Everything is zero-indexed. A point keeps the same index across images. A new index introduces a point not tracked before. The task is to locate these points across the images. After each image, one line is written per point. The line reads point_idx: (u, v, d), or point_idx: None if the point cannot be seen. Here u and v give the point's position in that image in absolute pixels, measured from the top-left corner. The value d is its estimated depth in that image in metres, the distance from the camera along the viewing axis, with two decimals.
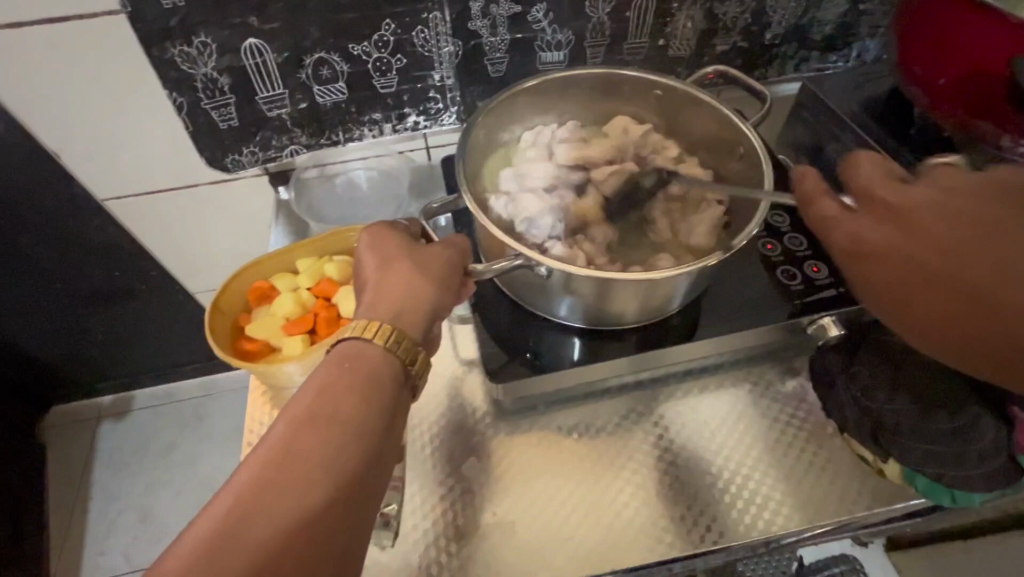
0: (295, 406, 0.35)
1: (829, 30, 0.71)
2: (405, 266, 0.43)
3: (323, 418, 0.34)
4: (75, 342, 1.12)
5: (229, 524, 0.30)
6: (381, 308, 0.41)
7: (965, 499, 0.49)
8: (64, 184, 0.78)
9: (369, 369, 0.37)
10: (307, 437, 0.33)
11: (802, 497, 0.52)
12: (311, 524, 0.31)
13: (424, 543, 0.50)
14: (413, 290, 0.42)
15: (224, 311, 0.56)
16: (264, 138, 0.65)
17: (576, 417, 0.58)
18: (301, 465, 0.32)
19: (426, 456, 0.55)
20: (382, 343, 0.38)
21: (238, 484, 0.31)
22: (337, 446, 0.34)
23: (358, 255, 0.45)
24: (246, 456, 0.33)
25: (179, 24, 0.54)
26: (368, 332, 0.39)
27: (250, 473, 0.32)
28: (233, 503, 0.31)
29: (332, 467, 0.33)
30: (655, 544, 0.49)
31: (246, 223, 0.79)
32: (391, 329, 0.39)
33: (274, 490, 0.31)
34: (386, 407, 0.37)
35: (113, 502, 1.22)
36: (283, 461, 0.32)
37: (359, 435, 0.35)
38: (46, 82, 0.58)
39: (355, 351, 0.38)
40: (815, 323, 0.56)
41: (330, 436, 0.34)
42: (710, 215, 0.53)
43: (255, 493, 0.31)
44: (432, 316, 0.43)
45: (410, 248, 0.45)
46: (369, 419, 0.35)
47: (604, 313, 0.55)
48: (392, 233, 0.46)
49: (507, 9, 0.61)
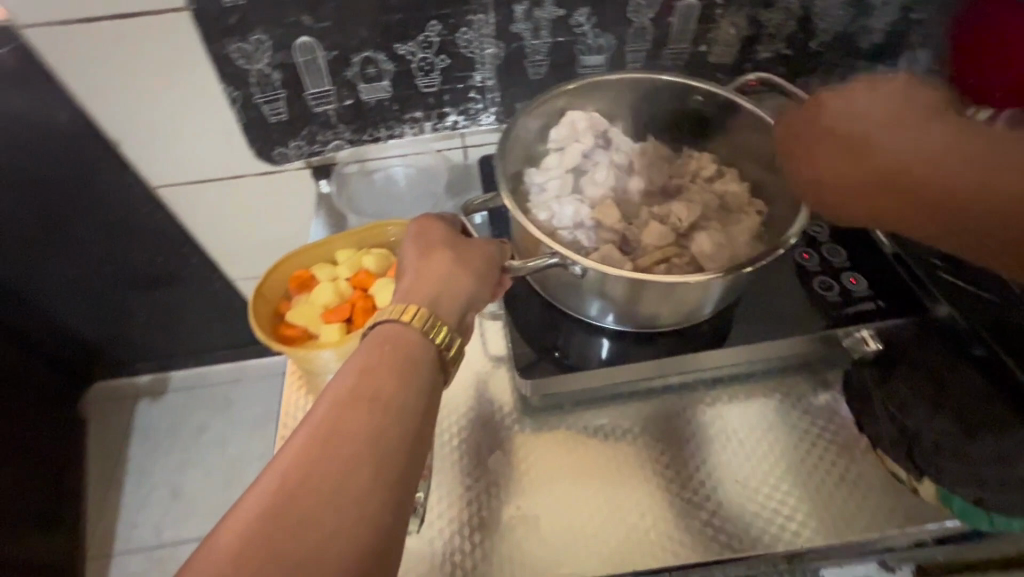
0: (336, 388, 0.36)
1: (878, 39, 0.69)
2: (444, 257, 0.45)
3: (364, 400, 0.35)
4: (120, 322, 1.17)
5: (279, 498, 0.31)
6: (418, 293, 0.42)
7: (1005, 524, 0.46)
8: (120, 170, 0.82)
9: (407, 353, 0.38)
10: (350, 418, 0.34)
11: (831, 511, 0.51)
12: (357, 504, 0.32)
13: (446, 533, 0.51)
14: (451, 278, 0.43)
15: (266, 296, 0.59)
16: (310, 133, 0.68)
17: (601, 417, 0.58)
18: (344, 444, 0.33)
19: (452, 447, 0.56)
20: (418, 326, 0.39)
21: (285, 462, 0.32)
22: (379, 428, 0.34)
23: (402, 245, 0.47)
24: (292, 434, 0.34)
25: (237, 21, 0.57)
26: (405, 315, 0.40)
27: (296, 452, 0.33)
28: (283, 480, 0.32)
29: (375, 448, 0.33)
30: (678, 548, 0.49)
31: (286, 214, 0.81)
32: (429, 313, 0.40)
33: (320, 469, 0.32)
34: (425, 391, 0.37)
35: (147, 477, 1.28)
36: (326, 441, 0.33)
37: (399, 418, 0.35)
38: (113, 73, 0.61)
39: (394, 333, 0.39)
40: (852, 336, 0.56)
41: (372, 417, 0.34)
42: (747, 224, 0.54)
43: (302, 472, 0.32)
44: (467, 305, 0.43)
45: (449, 239, 0.46)
46: (409, 403, 0.36)
47: (637, 315, 0.55)
48: (436, 225, 0.48)
49: (550, 13, 0.62)
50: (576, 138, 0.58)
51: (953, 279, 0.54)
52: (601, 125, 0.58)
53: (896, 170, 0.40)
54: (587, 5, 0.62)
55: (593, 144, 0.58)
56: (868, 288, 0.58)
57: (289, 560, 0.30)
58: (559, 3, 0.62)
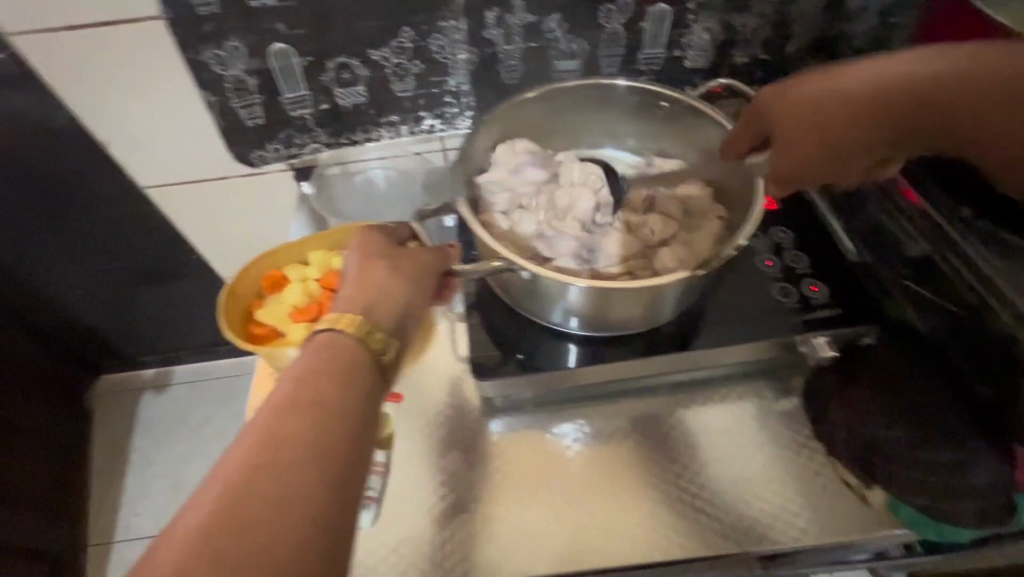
0: (276, 398, 0.36)
1: (857, 44, 0.69)
2: (382, 265, 0.46)
3: (304, 404, 0.36)
4: (120, 318, 1.21)
5: (223, 508, 0.31)
6: (355, 301, 0.44)
7: (950, 533, 0.48)
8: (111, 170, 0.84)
9: (344, 358, 0.40)
10: (289, 422, 0.35)
11: (783, 518, 0.51)
12: (303, 502, 0.32)
13: (404, 528, 0.52)
14: (388, 287, 0.45)
15: (239, 295, 0.60)
16: (287, 136, 0.70)
17: (563, 418, 0.59)
18: (286, 448, 0.33)
19: (414, 445, 0.57)
20: (353, 333, 0.41)
21: (227, 473, 0.32)
22: (320, 428, 0.35)
23: (343, 258, 0.48)
24: (233, 447, 0.34)
25: (212, 29, 0.59)
26: (339, 323, 0.41)
27: (237, 462, 0.33)
28: (223, 490, 0.31)
29: (316, 447, 0.34)
30: (625, 551, 0.50)
31: (271, 215, 0.83)
32: (364, 321, 0.42)
33: (261, 473, 0.32)
34: (365, 393, 0.39)
35: (147, 468, 1.31)
36: (266, 447, 0.33)
37: (340, 418, 0.36)
38: (95, 78, 0.64)
39: (331, 341, 0.41)
40: (809, 342, 0.56)
41: (313, 420, 0.35)
42: (708, 230, 0.55)
43: (243, 478, 0.32)
44: (404, 312, 0.45)
45: (388, 251, 0.48)
46: (350, 404, 0.37)
47: (599, 321, 0.56)
48: (377, 236, 0.49)
49: (521, 19, 0.63)
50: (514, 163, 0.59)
51: (917, 287, 0.52)
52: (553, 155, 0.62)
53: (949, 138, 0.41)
54: (558, 10, 0.63)
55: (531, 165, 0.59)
56: (827, 296, 0.58)
57: (234, 566, 0.29)
58: (530, 9, 0.62)
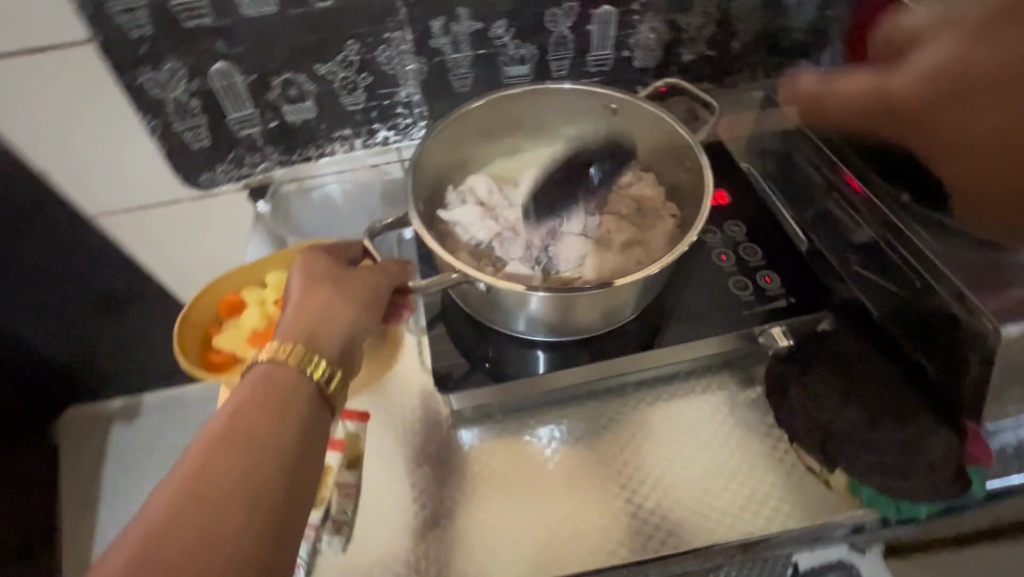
0: (205, 434, 0.36)
1: (797, 37, 0.70)
2: (326, 290, 0.46)
3: (235, 440, 0.36)
4: (78, 351, 1.16)
5: (144, 551, 0.31)
6: (300, 326, 0.43)
7: (911, 510, 0.48)
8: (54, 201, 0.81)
9: (283, 390, 0.39)
10: (220, 461, 0.35)
11: (752, 507, 0.52)
12: (229, 546, 0.32)
13: (376, 549, 0.51)
14: (332, 313, 0.45)
15: (193, 324, 0.59)
16: (237, 155, 0.68)
17: (533, 425, 0.59)
18: (212, 487, 0.34)
19: (385, 463, 0.56)
20: (295, 363, 0.41)
21: (152, 514, 0.33)
22: (251, 465, 0.35)
23: (287, 281, 0.48)
24: (161, 485, 0.34)
25: (148, 51, 0.57)
26: (279, 353, 0.41)
27: (161, 504, 0.33)
28: (149, 534, 0.32)
29: (248, 487, 0.34)
30: (598, 552, 0.50)
31: (228, 238, 0.81)
32: (305, 349, 0.42)
33: (188, 516, 0.32)
34: (302, 425, 0.39)
35: (120, 502, 1.27)
36: (194, 488, 0.34)
37: (274, 454, 0.36)
38: (30, 108, 0.62)
39: (269, 373, 0.40)
40: (765, 333, 0.57)
41: (245, 458, 0.35)
42: (662, 228, 0.56)
43: (168, 522, 0.32)
44: (350, 337, 0.45)
45: (332, 273, 0.47)
46: (285, 438, 0.37)
47: (563, 325, 0.56)
48: (321, 258, 0.48)
49: (467, 27, 0.63)
50: (470, 183, 0.60)
51: (868, 271, 0.56)
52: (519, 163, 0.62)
53: (957, 73, 0.44)
54: (504, 17, 0.63)
55: (485, 180, 0.60)
56: (781, 285, 0.59)
57: None
58: (476, 17, 0.63)
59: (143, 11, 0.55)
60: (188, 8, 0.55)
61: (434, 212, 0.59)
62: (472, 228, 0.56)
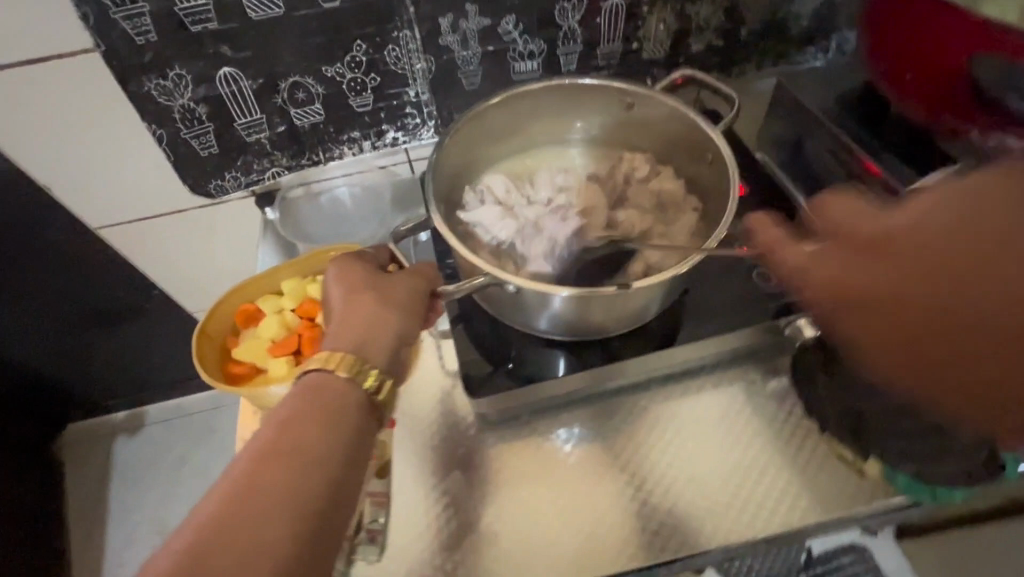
0: (254, 442, 0.36)
1: (805, 24, 0.70)
2: (369, 297, 0.45)
3: (284, 449, 0.36)
4: (79, 367, 1.14)
5: (190, 557, 0.30)
6: (346, 337, 0.43)
7: (947, 497, 0.48)
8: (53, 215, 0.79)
9: (332, 401, 0.39)
10: (269, 471, 0.34)
11: (784, 498, 0.52)
12: (274, 556, 0.31)
13: (410, 557, 0.51)
14: (378, 320, 0.44)
15: (213, 335, 0.58)
16: (245, 162, 0.67)
17: (559, 424, 0.58)
18: (261, 495, 0.33)
19: (413, 469, 0.56)
20: (345, 372, 0.40)
21: (200, 520, 0.32)
22: (299, 474, 0.35)
23: (327, 288, 0.47)
24: (209, 492, 0.34)
25: (153, 59, 0.56)
26: (330, 363, 0.41)
27: (210, 509, 0.33)
28: (195, 542, 0.31)
29: (296, 500, 0.34)
30: (634, 550, 0.50)
31: (235, 244, 0.80)
32: (355, 358, 0.41)
33: (236, 523, 0.32)
34: (350, 437, 0.38)
35: (132, 515, 1.25)
36: (244, 497, 0.33)
37: (322, 466, 0.36)
38: (32, 120, 0.60)
39: (317, 382, 0.40)
40: (791, 324, 0.57)
41: (294, 469, 0.35)
42: (686, 223, 0.56)
43: (217, 528, 0.32)
44: (398, 344, 0.44)
45: (374, 280, 0.47)
46: (333, 451, 0.37)
47: (584, 324, 0.55)
48: (361, 264, 0.48)
49: (476, 23, 0.62)
50: (486, 183, 0.59)
51: None
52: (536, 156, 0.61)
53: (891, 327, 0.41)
54: (513, 12, 0.62)
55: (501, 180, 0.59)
56: None
57: None
58: (484, 13, 0.61)
59: (147, 18, 0.53)
60: (193, 13, 0.54)
61: (453, 214, 0.58)
62: (493, 230, 0.55)
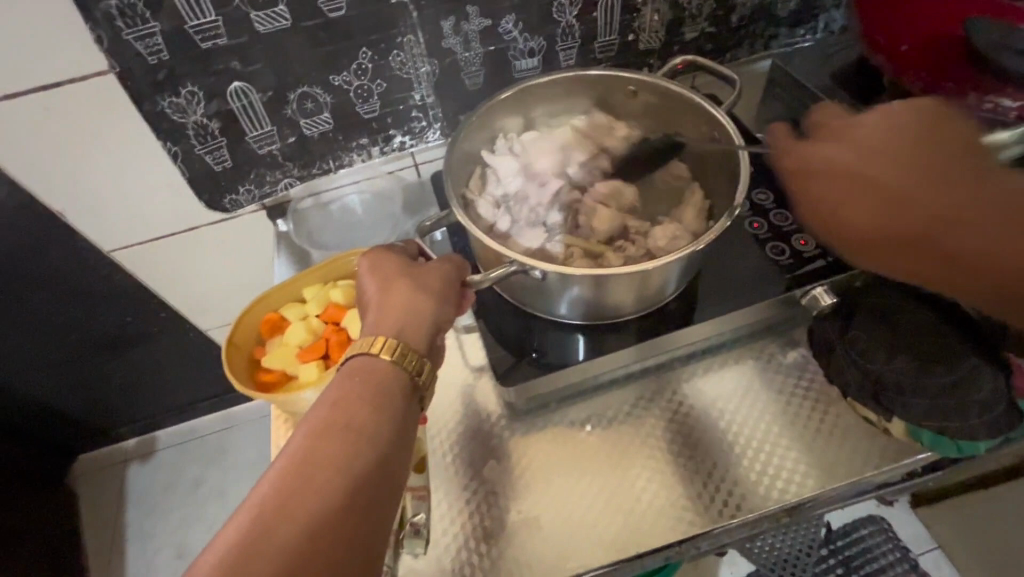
0: (310, 421, 0.37)
1: (795, 6, 0.71)
2: (404, 286, 0.46)
3: (338, 429, 0.37)
4: (91, 396, 1.13)
5: (257, 530, 0.32)
6: (385, 326, 0.44)
7: (971, 449, 0.49)
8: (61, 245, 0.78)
9: (377, 382, 0.40)
10: (322, 450, 0.35)
11: (814, 463, 0.53)
12: (332, 530, 0.33)
13: (454, 547, 0.51)
14: (415, 307, 0.45)
15: (239, 345, 0.59)
16: (258, 175, 0.69)
17: (587, 410, 0.59)
18: (318, 472, 0.34)
19: (447, 463, 0.56)
20: (388, 356, 0.41)
21: (262, 495, 0.33)
22: (353, 453, 0.36)
23: (360, 279, 0.48)
24: (268, 468, 0.35)
25: (166, 77, 0.57)
26: (374, 347, 0.41)
27: (271, 484, 0.34)
28: (260, 514, 0.32)
29: (349, 477, 0.35)
30: (676, 523, 0.51)
31: (248, 256, 0.81)
32: (396, 343, 0.42)
33: (295, 499, 0.33)
34: (396, 417, 0.39)
35: (150, 541, 1.21)
36: (302, 473, 0.34)
37: (372, 446, 0.37)
38: (44, 144, 0.61)
39: (362, 365, 0.41)
40: (808, 295, 0.57)
41: (347, 447, 0.36)
42: (694, 201, 0.58)
43: (278, 502, 0.33)
44: (434, 330, 0.45)
45: (406, 268, 0.47)
46: (381, 430, 0.38)
47: (602, 307, 0.56)
48: (392, 254, 0.49)
49: (477, 24, 0.63)
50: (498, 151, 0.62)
51: None
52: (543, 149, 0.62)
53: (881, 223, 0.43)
54: (512, 11, 0.63)
55: (512, 160, 0.61)
56: (816, 247, 0.60)
57: None
58: (484, 14, 0.62)
59: (158, 37, 0.55)
60: (203, 30, 0.55)
61: (465, 198, 0.58)
62: (506, 183, 0.60)
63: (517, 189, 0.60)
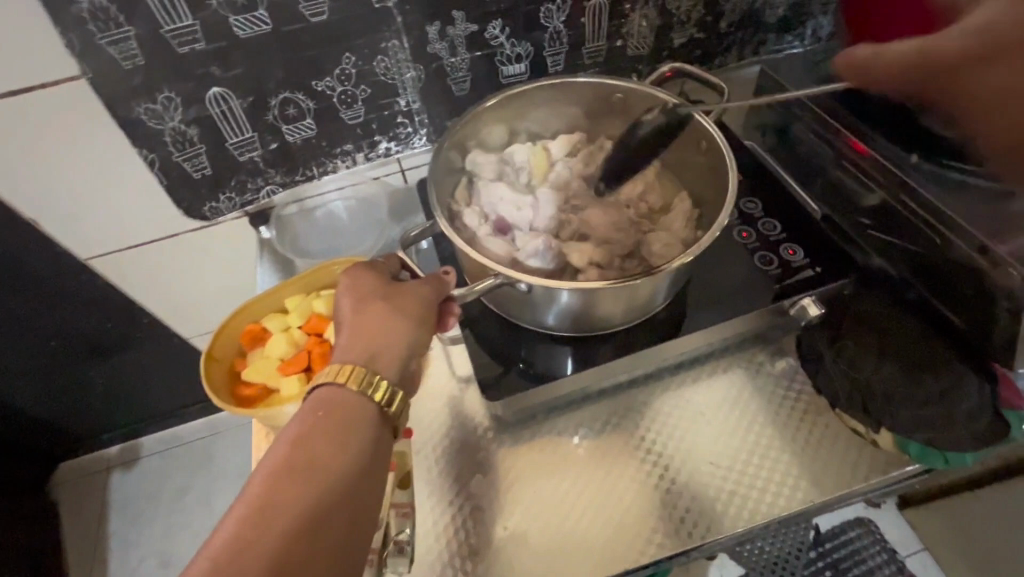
0: (271, 460, 0.36)
1: (783, 12, 0.71)
2: (377, 309, 0.45)
3: (300, 469, 0.36)
4: (70, 404, 1.10)
5: None
6: (356, 350, 0.43)
7: (958, 461, 0.49)
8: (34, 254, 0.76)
9: (344, 416, 0.39)
10: (283, 490, 0.34)
11: (804, 476, 0.53)
12: None
13: (439, 564, 0.50)
14: (387, 331, 0.44)
15: (219, 358, 0.57)
16: (239, 182, 0.67)
17: (575, 421, 0.58)
18: (279, 517, 0.33)
19: (433, 477, 0.55)
20: (355, 386, 0.40)
21: (218, 544, 0.32)
22: (316, 495, 0.35)
23: (336, 298, 0.47)
24: (226, 513, 0.34)
25: (142, 83, 0.56)
26: (341, 376, 0.40)
27: (227, 533, 0.32)
28: (214, 561, 0.31)
29: (308, 521, 0.34)
30: (665, 538, 0.50)
31: (231, 262, 0.80)
32: (365, 371, 0.41)
33: (254, 549, 0.32)
34: (362, 453, 0.38)
35: (131, 552, 1.19)
36: (260, 517, 0.33)
37: (336, 486, 0.36)
38: (15, 149, 0.59)
39: (330, 396, 0.40)
40: (796, 305, 0.57)
41: (310, 488, 0.35)
42: (682, 209, 0.58)
43: (236, 551, 0.31)
44: (408, 355, 0.44)
45: (381, 289, 0.46)
46: (347, 468, 0.37)
47: (589, 318, 0.55)
48: (367, 274, 0.47)
49: (463, 29, 0.62)
50: (483, 158, 0.60)
51: (882, 234, 0.58)
52: (526, 161, 0.62)
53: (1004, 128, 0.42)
54: (498, 17, 0.62)
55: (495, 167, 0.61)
56: (805, 257, 0.59)
57: None
58: (470, 19, 0.61)
59: (134, 41, 0.53)
60: (180, 34, 0.54)
61: (450, 208, 0.57)
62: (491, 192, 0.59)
63: (503, 197, 0.59)
